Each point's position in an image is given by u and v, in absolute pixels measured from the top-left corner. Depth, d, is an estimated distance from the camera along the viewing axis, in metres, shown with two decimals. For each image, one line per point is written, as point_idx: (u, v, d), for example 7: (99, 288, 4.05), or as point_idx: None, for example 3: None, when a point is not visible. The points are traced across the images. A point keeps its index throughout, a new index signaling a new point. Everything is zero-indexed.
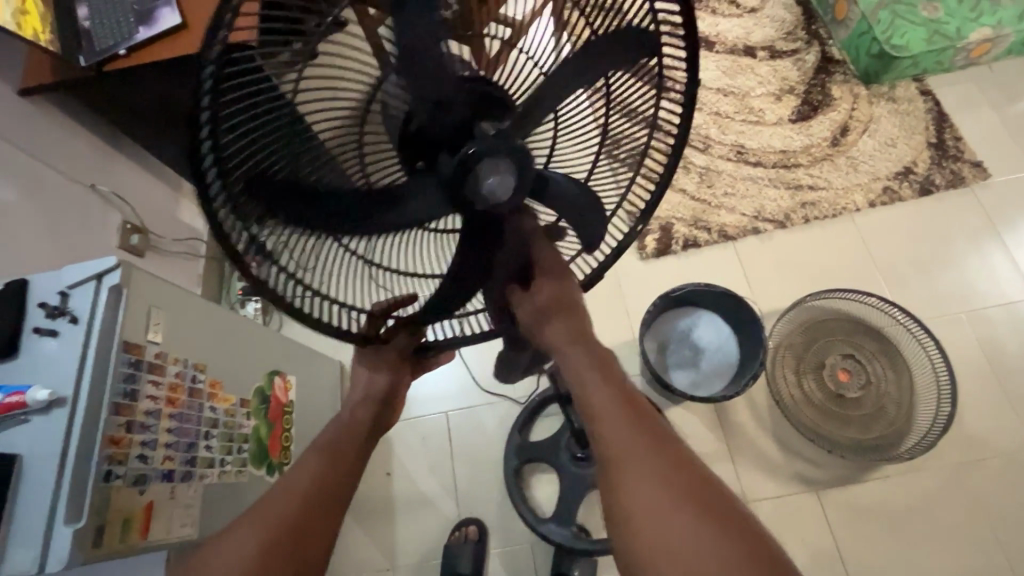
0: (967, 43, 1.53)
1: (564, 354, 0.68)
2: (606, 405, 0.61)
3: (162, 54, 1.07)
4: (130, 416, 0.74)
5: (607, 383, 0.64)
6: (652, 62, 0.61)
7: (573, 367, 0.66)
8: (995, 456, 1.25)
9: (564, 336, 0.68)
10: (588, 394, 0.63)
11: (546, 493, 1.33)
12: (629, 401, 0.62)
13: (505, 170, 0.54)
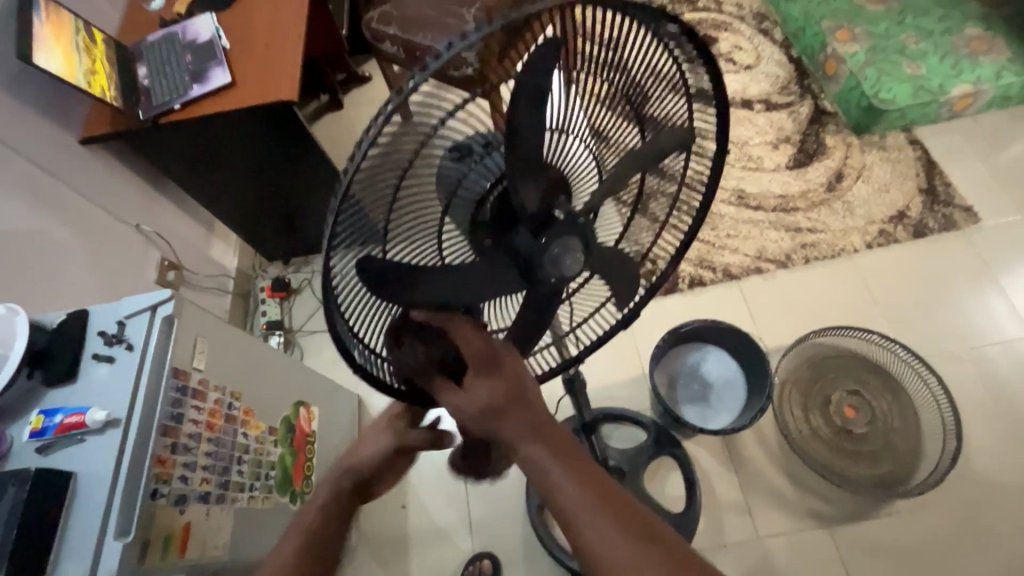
0: (949, 97, 1.65)
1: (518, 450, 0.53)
2: (582, 512, 0.50)
3: (212, 108, 1.18)
4: (175, 437, 0.79)
5: (578, 481, 0.51)
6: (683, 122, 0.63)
7: (534, 471, 0.52)
8: (1005, 492, 1.26)
9: (511, 436, 0.53)
10: (558, 499, 0.51)
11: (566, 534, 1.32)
12: (609, 499, 0.51)
13: (576, 249, 0.57)
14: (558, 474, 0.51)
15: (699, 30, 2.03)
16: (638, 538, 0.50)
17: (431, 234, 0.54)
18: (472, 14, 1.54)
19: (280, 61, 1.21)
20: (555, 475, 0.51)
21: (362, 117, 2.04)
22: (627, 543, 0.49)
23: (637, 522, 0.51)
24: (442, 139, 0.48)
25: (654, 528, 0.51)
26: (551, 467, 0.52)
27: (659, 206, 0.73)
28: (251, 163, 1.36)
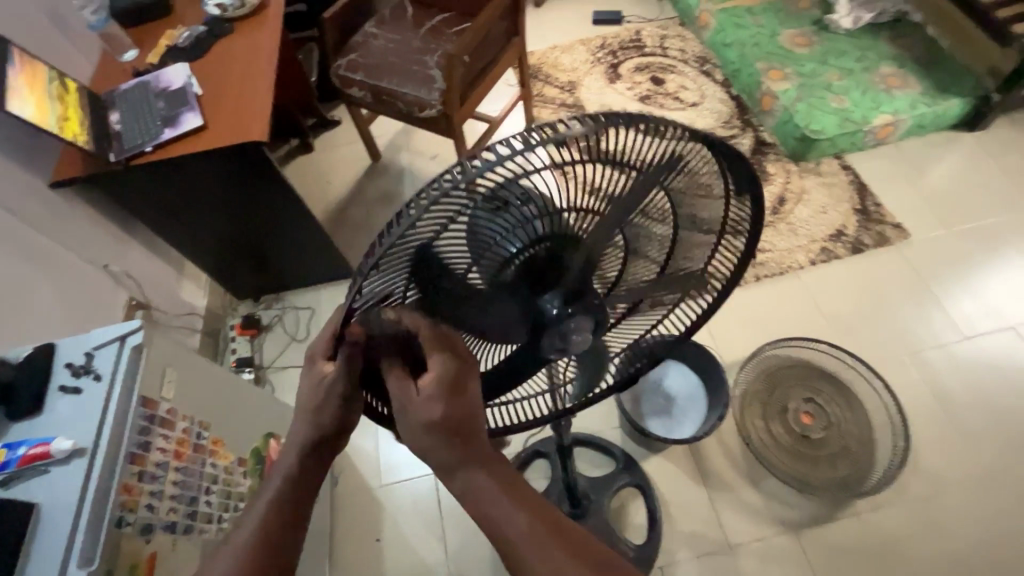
0: (870, 126, 1.83)
1: (456, 475, 0.50)
2: (522, 538, 0.48)
3: (184, 150, 1.23)
4: (143, 465, 0.79)
5: (523, 516, 0.48)
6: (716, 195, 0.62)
7: (474, 498, 0.49)
8: (954, 486, 1.33)
9: (450, 461, 0.49)
10: (500, 524, 0.48)
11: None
12: (560, 533, 0.48)
13: (586, 328, 0.60)
14: (499, 503, 0.49)
15: (647, 72, 2.21)
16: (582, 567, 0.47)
17: (458, 295, 0.51)
18: (435, 62, 1.65)
19: (251, 106, 1.28)
20: (499, 499, 0.49)
21: (333, 159, 2.12)
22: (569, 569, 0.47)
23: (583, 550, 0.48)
24: (490, 209, 0.45)
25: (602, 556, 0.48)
26: (493, 504, 0.49)
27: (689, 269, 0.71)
28: (222, 202, 1.41)
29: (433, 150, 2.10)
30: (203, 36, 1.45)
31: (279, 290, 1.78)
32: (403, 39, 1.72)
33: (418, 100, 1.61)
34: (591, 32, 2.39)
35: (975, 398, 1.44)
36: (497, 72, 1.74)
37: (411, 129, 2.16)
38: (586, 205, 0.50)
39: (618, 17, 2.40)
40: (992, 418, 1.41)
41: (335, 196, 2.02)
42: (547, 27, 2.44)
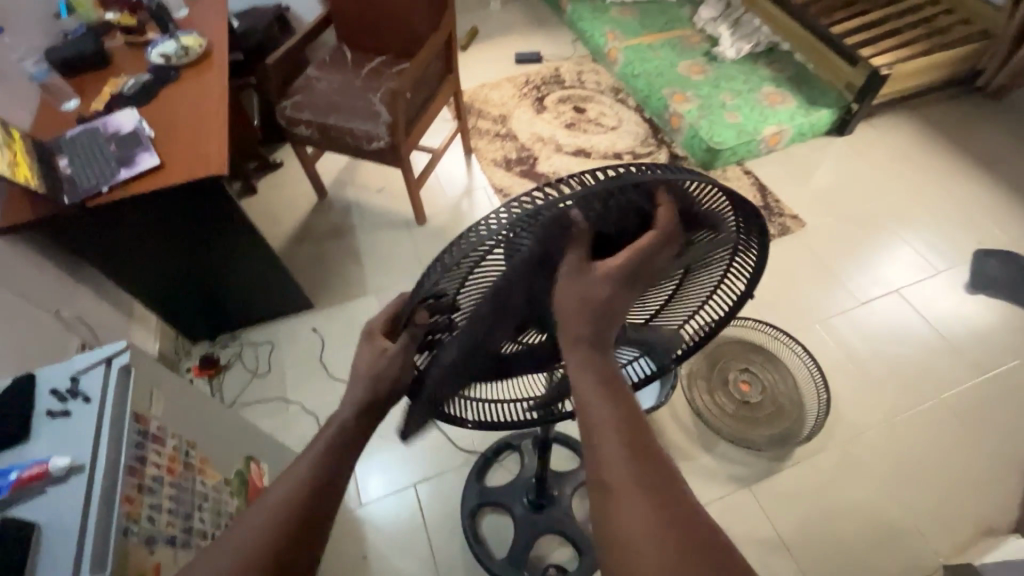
0: (761, 136, 2.14)
1: (576, 354, 0.50)
2: (612, 435, 0.46)
3: (142, 189, 1.26)
4: (142, 478, 0.81)
5: (616, 407, 0.48)
6: (733, 238, 0.65)
7: (580, 383, 0.50)
8: (871, 428, 1.55)
9: (575, 341, 0.51)
10: (597, 414, 0.48)
11: (495, 537, 1.39)
12: (644, 440, 0.47)
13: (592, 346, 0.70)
14: (603, 399, 0.48)
15: (570, 103, 2.45)
16: (656, 493, 0.43)
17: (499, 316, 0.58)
18: (379, 98, 1.78)
19: (207, 144, 1.34)
20: (608, 391, 0.49)
21: (279, 198, 2.16)
22: (645, 488, 0.44)
23: (659, 483, 0.44)
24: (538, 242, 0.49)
25: (680, 498, 0.44)
26: (595, 386, 0.49)
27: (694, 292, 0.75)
28: (179, 238, 1.43)
29: (378, 183, 2.19)
30: (149, 83, 1.50)
31: (236, 328, 1.79)
32: (346, 80, 1.84)
33: (366, 133, 1.70)
34: (516, 71, 2.63)
35: (877, 353, 1.69)
36: (436, 106, 1.88)
37: (355, 166, 2.25)
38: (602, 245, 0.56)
39: (538, 56, 2.66)
40: (893, 368, 1.66)
41: (286, 233, 2.05)
42: (476, 68, 2.66)
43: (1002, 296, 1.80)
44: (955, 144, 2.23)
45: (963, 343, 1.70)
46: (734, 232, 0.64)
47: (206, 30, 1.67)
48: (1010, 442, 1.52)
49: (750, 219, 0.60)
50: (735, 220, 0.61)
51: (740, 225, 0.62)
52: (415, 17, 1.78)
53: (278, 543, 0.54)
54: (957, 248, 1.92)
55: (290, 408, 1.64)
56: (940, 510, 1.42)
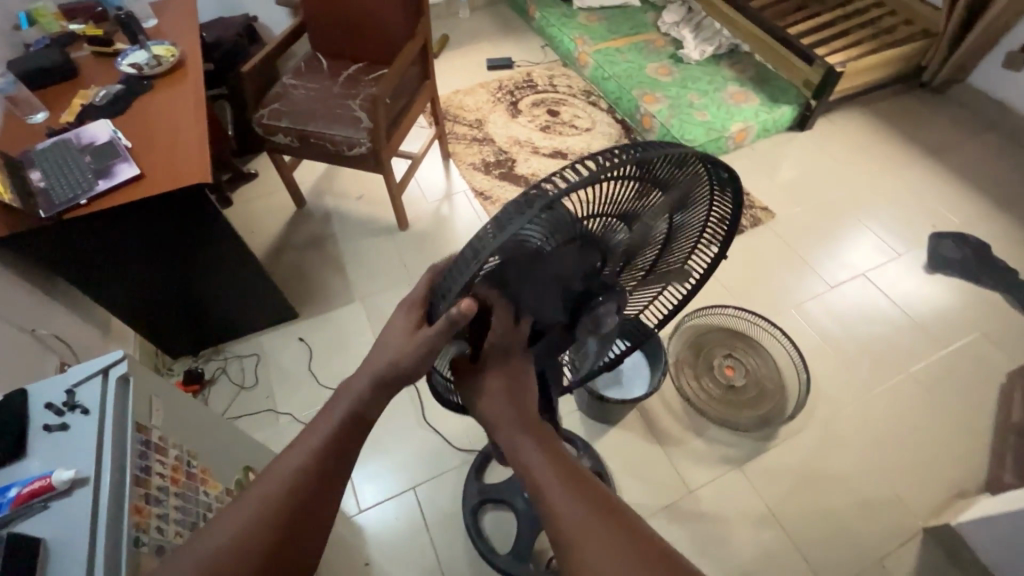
0: (729, 133, 2.23)
1: (504, 430, 0.64)
2: (548, 469, 0.59)
3: (122, 200, 1.23)
4: (146, 488, 0.79)
5: (544, 456, 0.61)
6: (711, 203, 0.77)
7: (513, 441, 0.63)
8: (848, 404, 1.63)
9: (500, 414, 0.65)
10: (532, 459, 0.61)
11: (497, 533, 1.41)
12: (574, 474, 0.59)
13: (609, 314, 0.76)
14: (533, 451, 0.61)
15: (544, 107, 2.50)
16: (592, 504, 0.56)
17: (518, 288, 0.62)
18: (358, 105, 1.78)
19: (187, 153, 1.31)
20: (535, 440, 0.63)
21: (256, 209, 2.12)
22: (582, 500, 0.56)
23: (591, 491, 0.58)
24: (544, 222, 0.54)
25: (608, 502, 0.57)
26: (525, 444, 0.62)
27: (674, 259, 0.86)
28: (159, 250, 1.40)
29: (357, 190, 2.18)
30: (121, 94, 1.46)
31: (218, 342, 1.76)
32: (323, 88, 1.84)
33: (347, 139, 1.70)
34: (488, 76, 2.66)
35: (849, 333, 1.78)
36: (415, 112, 1.90)
37: (333, 174, 2.24)
38: (602, 215, 0.62)
39: (510, 62, 2.70)
40: (864, 346, 1.75)
41: (265, 243, 2.02)
42: (448, 74, 2.68)
43: (957, 274, 1.92)
44: (906, 135, 2.38)
45: (925, 319, 1.81)
46: (710, 198, 0.75)
47: (177, 39, 1.64)
48: (974, 409, 1.62)
49: (724, 183, 0.72)
50: (712, 184, 0.72)
51: (714, 189, 0.73)
52: (390, 23, 1.79)
53: (295, 496, 0.61)
54: (914, 232, 2.05)
55: (280, 419, 1.62)
56: (915, 476, 1.51)
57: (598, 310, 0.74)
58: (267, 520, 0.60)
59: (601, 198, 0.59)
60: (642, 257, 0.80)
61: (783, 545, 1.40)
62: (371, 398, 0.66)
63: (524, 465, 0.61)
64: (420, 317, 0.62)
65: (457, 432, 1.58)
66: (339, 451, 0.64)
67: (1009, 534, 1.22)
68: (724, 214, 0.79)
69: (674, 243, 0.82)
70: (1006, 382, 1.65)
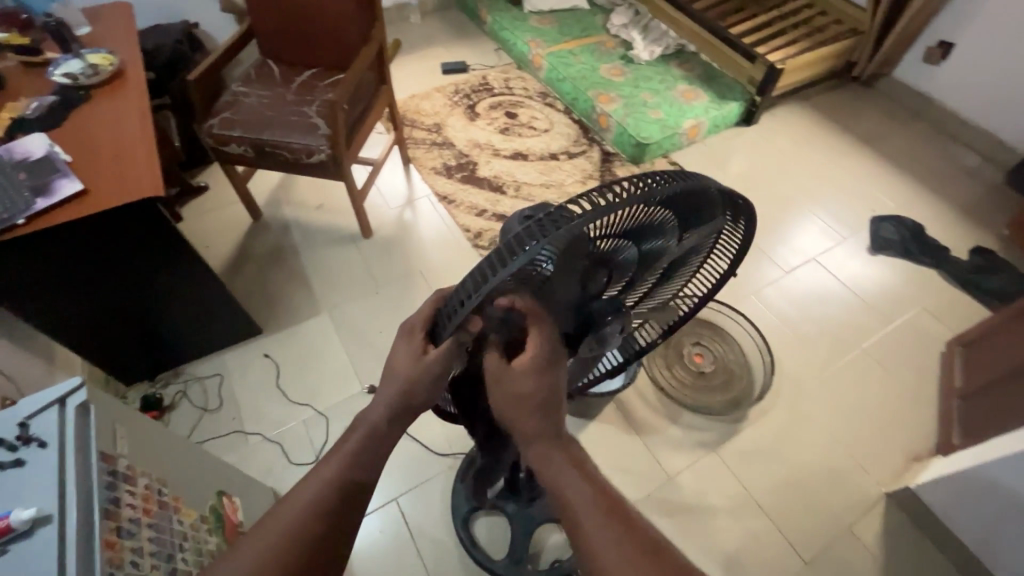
0: (682, 129, 2.31)
1: (534, 447, 0.64)
2: (578, 493, 0.60)
3: (65, 218, 1.16)
4: (118, 521, 0.74)
5: (578, 477, 0.61)
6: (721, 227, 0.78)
7: (541, 461, 0.63)
8: (808, 381, 1.72)
9: (526, 431, 0.65)
10: (562, 482, 0.61)
11: (490, 540, 1.40)
12: (607, 497, 0.60)
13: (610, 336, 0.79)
14: (569, 470, 0.62)
15: (501, 109, 2.51)
16: (622, 529, 0.56)
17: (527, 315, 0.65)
18: (314, 111, 1.73)
19: (135, 165, 1.24)
20: (568, 463, 0.63)
21: (208, 223, 2.03)
22: (609, 524, 0.57)
23: (620, 517, 0.58)
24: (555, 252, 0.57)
25: (637, 526, 0.57)
26: (558, 464, 0.62)
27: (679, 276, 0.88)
28: (108, 269, 1.32)
29: (316, 200, 2.12)
30: (56, 106, 1.37)
31: (175, 365, 1.67)
32: (276, 95, 1.78)
33: (304, 147, 1.65)
34: (443, 81, 2.65)
35: (805, 315, 1.87)
36: (373, 117, 1.87)
37: (289, 184, 2.17)
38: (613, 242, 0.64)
39: (464, 66, 2.70)
40: (820, 327, 1.85)
41: (221, 258, 1.93)
42: (403, 79, 2.65)
43: (897, 254, 2.05)
44: (843, 127, 2.53)
45: (872, 297, 1.93)
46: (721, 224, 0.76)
47: (115, 47, 1.55)
48: (920, 378, 1.74)
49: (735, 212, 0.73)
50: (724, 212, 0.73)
51: (726, 216, 0.74)
52: (343, 27, 1.75)
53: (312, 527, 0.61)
54: (856, 217, 2.18)
55: (250, 439, 1.56)
56: (875, 445, 1.60)
57: (605, 331, 0.76)
58: (274, 559, 0.58)
59: (615, 225, 0.61)
60: (646, 280, 0.82)
61: (761, 521, 1.45)
62: (374, 420, 0.67)
63: (553, 486, 0.61)
64: (424, 339, 0.67)
65: (438, 439, 1.55)
66: (349, 467, 0.64)
67: (963, 492, 1.32)
68: (735, 237, 0.81)
69: (681, 265, 0.84)
70: (945, 351, 1.79)
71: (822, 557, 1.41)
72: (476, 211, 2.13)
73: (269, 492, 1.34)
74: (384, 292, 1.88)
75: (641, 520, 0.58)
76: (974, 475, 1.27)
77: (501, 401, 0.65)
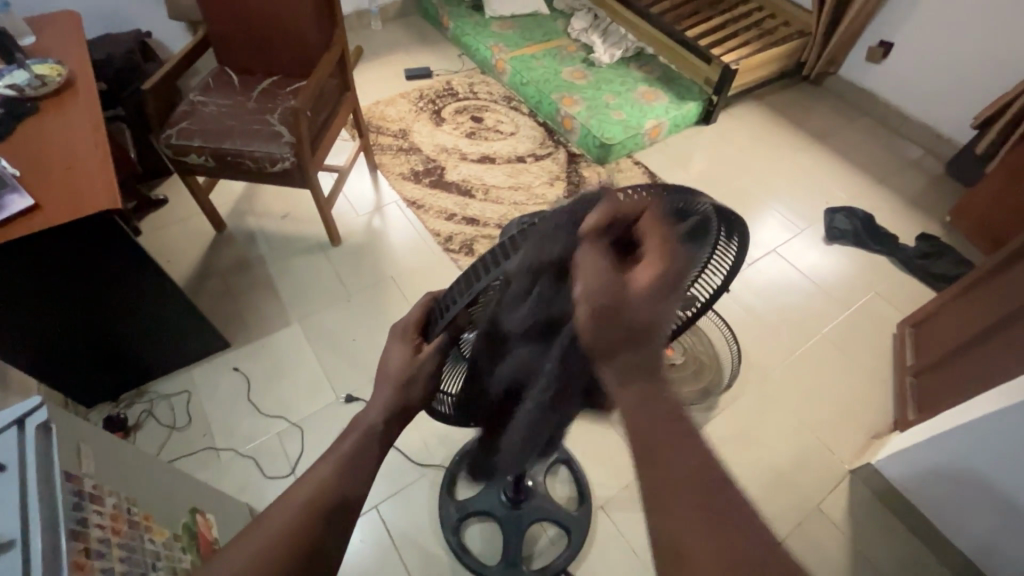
0: (644, 129, 2.38)
1: (629, 385, 0.53)
2: (678, 483, 0.50)
3: (15, 234, 1.11)
4: (86, 542, 0.72)
5: (659, 427, 0.52)
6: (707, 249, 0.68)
7: (635, 431, 0.53)
8: (774, 367, 1.79)
9: (622, 377, 0.53)
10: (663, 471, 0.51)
11: (484, 545, 1.39)
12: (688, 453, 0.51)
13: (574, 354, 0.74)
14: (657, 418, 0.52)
15: (467, 113, 2.53)
16: (709, 510, 0.49)
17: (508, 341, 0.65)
18: (277, 119, 1.71)
19: (90, 177, 1.21)
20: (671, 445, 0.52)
21: (170, 236, 1.97)
22: (711, 525, 0.48)
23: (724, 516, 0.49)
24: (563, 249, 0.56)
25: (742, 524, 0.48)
26: (645, 409, 0.52)
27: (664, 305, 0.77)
28: (63, 285, 1.27)
29: (282, 208, 2.09)
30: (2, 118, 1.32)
31: (139, 384, 1.62)
32: (236, 104, 1.75)
33: (268, 155, 1.63)
34: (408, 86, 2.65)
35: (769, 305, 1.95)
36: (338, 124, 1.85)
37: (253, 193, 2.13)
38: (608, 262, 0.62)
39: (428, 71, 2.70)
40: (783, 315, 1.92)
41: (184, 272, 1.88)
42: (366, 86, 2.64)
43: (850, 243, 2.16)
44: (796, 124, 2.64)
45: (828, 285, 2.02)
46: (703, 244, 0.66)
47: (64, 57, 1.50)
48: (876, 360, 1.83)
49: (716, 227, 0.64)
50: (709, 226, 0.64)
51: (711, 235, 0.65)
52: (304, 34, 1.73)
53: (303, 526, 0.59)
54: (812, 209, 2.28)
55: (222, 455, 1.52)
56: (838, 425, 1.68)
57: None
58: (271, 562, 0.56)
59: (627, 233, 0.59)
60: None
61: None
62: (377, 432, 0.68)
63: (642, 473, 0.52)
64: (416, 336, 0.70)
65: (419, 445, 1.55)
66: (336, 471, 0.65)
67: (921, 463, 1.39)
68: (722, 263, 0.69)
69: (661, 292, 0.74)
70: (897, 333, 1.88)
71: (793, 536, 1.47)
72: (445, 215, 2.13)
73: (244, 507, 1.31)
74: (356, 300, 1.86)
75: (751, 518, 0.49)
76: (929, 447, 1.35)
77: (599, 323, 0.53)
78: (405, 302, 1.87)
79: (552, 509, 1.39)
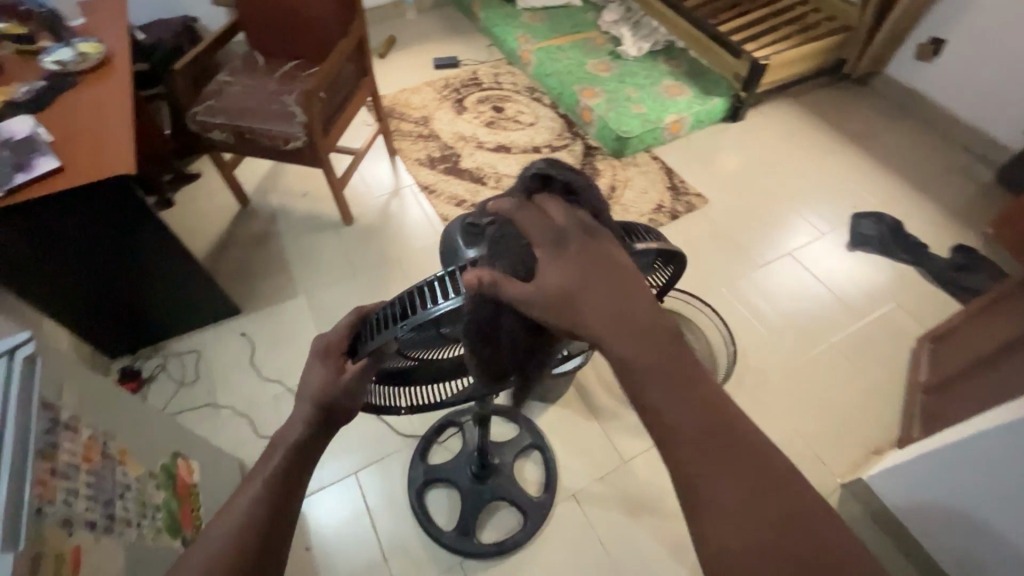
0: (664, 124, 2.34)
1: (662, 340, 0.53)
2: (721, 436, 0.49)
3: (40, 193, 1.23)
4: (53, 462, 0.80)
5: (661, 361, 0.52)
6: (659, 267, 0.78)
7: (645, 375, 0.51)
8: (772, 373, 1.73)
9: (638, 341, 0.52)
10: (703, 421, 0.50)
11: (445, 511, 1.44)
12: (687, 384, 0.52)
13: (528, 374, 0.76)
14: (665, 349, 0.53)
15: (488, 104, 2.56)
16: (710, 434, 0.49)
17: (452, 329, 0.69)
18: (293, 101, 1.80)
19: (111, 147, 1.31)
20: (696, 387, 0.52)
21: (198, 208, 2.11)
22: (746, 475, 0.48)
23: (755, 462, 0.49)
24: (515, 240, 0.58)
25: (787, 481, 0.49)
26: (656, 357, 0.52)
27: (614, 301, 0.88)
28: (85, 244, 1.40)
29: (302, 188, 2.19)
30: (44, 91, 1.45)
31: (158, 341, 1.75)
32: (258, 85, 1.85)
33: (281, 134, 1.72)
34: (435, 75, 2.71)
35: (776, 309, 1.88)
36: (352, 108, 1.93)
37: (277, 172, 2.24)
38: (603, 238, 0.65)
39: (455, 61, 2.75)
40: (789, 319, 1.85)
41: (207, 241, 2.01)
42: (394, 73, 2.72)
43: (875, 250, 2.04)
44: (830, 124, 2.52)
45: (844, 292, 1.93)
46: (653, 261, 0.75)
47: (106, 37, 1.64)
48: (887, 373, 1.74)
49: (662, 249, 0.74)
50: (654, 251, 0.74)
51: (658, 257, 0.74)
52: (325, 18, 1.81)
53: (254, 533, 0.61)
54: (836, 212, 2.18)
55: (221, 413, 1.62)
56: (833, 436, 1.61)
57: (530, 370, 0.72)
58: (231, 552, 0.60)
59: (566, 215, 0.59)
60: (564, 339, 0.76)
61: None
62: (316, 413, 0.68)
63: (659, 423, 0.50)
64: (343, 355, 0.70)
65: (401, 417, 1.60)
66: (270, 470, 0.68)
67: (915, 480, 1.30)
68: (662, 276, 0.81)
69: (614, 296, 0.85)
70: (915, 346, 1.78)
71: None
72: (455, 201, 2.18)
73: (234, 463, 1.41)
74: (361, 278, 1.94)
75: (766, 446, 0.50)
76: (922, 463, 1.27)
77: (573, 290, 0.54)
78: (407, 282, 1.93)
79: (511, 493, 1.42)
